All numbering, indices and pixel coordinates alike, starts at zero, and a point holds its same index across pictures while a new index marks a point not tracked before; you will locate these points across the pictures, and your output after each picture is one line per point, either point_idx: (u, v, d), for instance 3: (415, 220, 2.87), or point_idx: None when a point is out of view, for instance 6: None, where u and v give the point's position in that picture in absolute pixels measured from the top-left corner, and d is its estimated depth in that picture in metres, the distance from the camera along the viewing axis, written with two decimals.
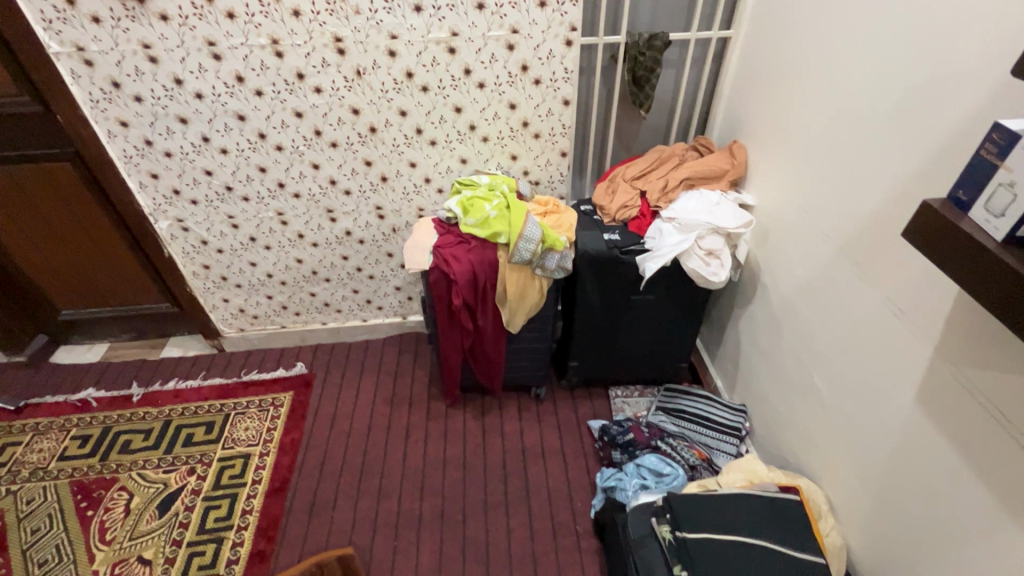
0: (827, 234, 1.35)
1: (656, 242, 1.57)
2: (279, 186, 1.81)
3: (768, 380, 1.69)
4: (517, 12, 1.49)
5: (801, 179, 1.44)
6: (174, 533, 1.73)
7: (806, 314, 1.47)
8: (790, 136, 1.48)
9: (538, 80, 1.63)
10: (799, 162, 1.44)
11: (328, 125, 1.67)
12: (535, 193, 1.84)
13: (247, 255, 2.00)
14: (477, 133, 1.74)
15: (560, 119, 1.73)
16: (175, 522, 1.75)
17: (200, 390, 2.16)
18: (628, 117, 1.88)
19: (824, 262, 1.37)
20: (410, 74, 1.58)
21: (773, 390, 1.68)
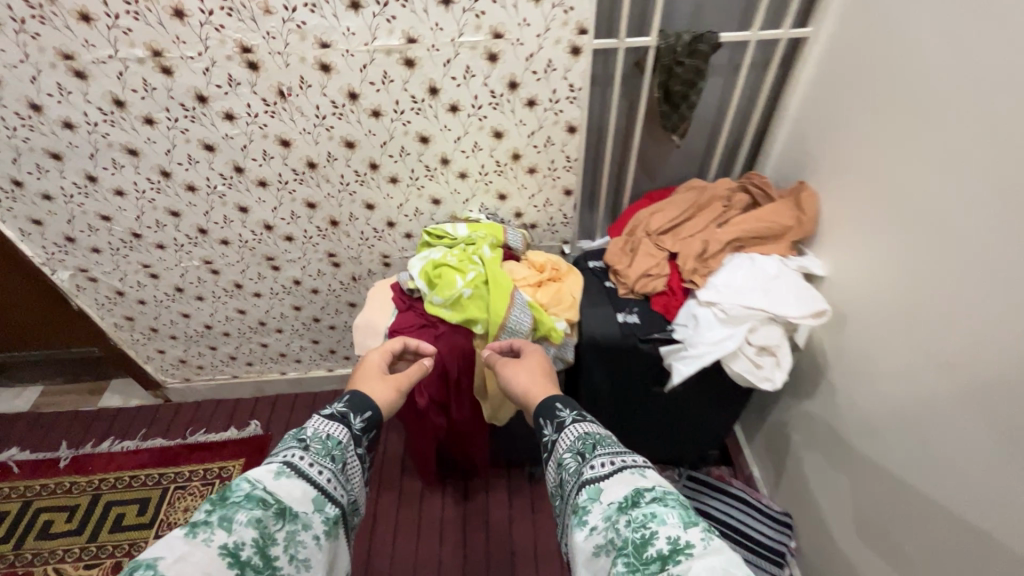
0: (952, 357, 0.92)
1: (689, 333, 1.15)
2: (201, 232, 1.41)
3: (827, 500, 1.30)
4: (501, 9, 1.02)
5: (911, 263, 0.99)
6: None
7: (900, 450, 1.05)
8: (898, 197, 1.02)
9: (533, 101, 1.18)
10: (913, 239, 0.99)
11: (251, 160, 1.25)
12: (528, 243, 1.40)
13: (177, 305, 1.63)
14: (451, 168, 1.30)
15: (563, 150, 1.28)
16: None
17: (137, 455, 1.84)
18: (655, 140, 1.42)
19: (940, 394, 0.95)
20: (354, 94, 1.14)
21: (833, 512, 1.30)
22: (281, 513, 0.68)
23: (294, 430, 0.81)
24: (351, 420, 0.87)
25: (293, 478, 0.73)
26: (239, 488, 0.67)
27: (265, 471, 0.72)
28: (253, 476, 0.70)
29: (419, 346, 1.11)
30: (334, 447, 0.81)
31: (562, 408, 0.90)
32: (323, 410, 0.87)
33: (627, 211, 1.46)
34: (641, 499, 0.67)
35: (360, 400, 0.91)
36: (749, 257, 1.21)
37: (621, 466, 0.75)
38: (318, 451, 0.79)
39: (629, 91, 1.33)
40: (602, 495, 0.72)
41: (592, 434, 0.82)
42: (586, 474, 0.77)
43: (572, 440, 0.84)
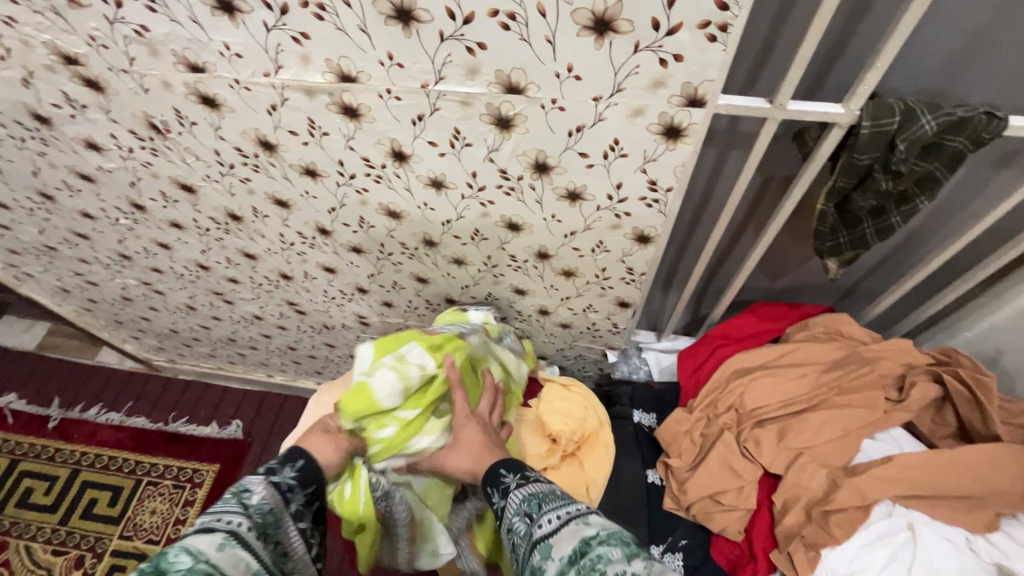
0: None
1: None
2: (124, 258, 1.06)
3: None
4: (521, 43, 0.48)
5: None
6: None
7: None
8: None
9: (576, 194, 0.64)
10: None
11: (149, 199, 0.83)
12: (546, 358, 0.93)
13: (132, 310, 1.35)
14: (440, 252, 0.82)
15: (622, 261, 0.75)
16: None
17: (118, 433, 1.73)
18: (793, 236, 0.83)
19: None
20: (268, 144, 0.66)
21: None
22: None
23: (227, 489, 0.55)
24: (287, 477, 0.58)
25: (234, 552, 0.48)
26: (175, 558, 0.44)
27: (203, 539, 0.48)
28: (186, 544, 0.46)
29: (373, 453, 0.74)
30: (270, 526, 0.54)
31: (507, 466, 0.62)
32: (267, 471, 0.59)
33: (712, 332, 0.91)
34: (589, 548, 0.46)
35: (312, 466, 0.61)
36: (911, 529, 0.68)
37: (569, 516, 0.51)
38: (260, 528, 0.52)
39: (769, 165, 0.73)
40: (553, 553, 0.48)
41: (545, 488, 0.57)
42: (535, 535, 0.51)
43: (517, 503, 0.56)
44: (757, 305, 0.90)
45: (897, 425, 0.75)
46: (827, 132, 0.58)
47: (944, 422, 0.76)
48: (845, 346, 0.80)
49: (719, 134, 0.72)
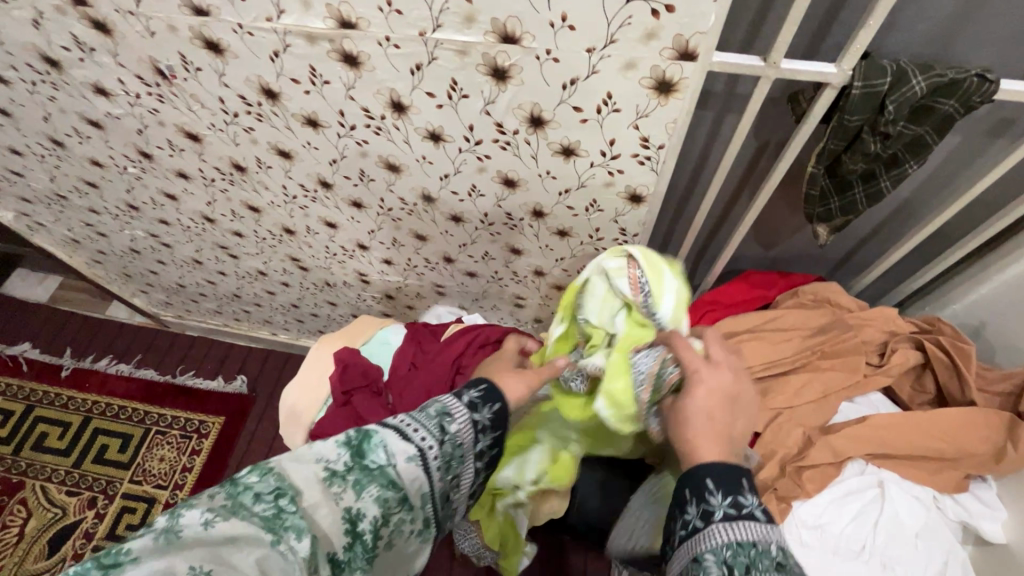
0: None
1: None
2: (132, 208, 1.08)
3: None
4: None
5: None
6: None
7: None
8: None
9: (571, 150, 0.65)
10: None
11: (156, 147, 0.85)
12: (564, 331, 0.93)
13: (140, 263, 1.38)
14: (439, 208, 0.84)
15: (615, 221, 0.77)
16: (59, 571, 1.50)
17: (128, 383, 1.79)
18: (788, 204, 0.84)
19: None
20: (271, 92, 0.67)
21: None
22: (405, 503, 0.47)
23: (432, 400, 0.54)
24: (479, 410, 0.55)
25: (419, 469, 0.49)
26: (377, 448, 0.47)
27: (401, 444, 0.48)
28: (391, 440, 0.48)
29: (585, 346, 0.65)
30: (456, 458, 0.52)
31: (714, 488, 0.45)
32: (466, 397, 0.56)
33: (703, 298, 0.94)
34: None
35: (506, 414, 0.57)
36: (881, 486, 0.71)
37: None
38: (445, 460, 0.51)
39: (764, 129, 0.74)
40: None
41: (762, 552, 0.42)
42: None
43: (708, 544, 0.44)
44: (747, 273, 0.92)
45: (876, 389, 0.78)
46: (820, 93, 0.59)
47: (924, 390, 0.78)
48: (831, 313, 0.82)
49: (716, 97, 0.72)
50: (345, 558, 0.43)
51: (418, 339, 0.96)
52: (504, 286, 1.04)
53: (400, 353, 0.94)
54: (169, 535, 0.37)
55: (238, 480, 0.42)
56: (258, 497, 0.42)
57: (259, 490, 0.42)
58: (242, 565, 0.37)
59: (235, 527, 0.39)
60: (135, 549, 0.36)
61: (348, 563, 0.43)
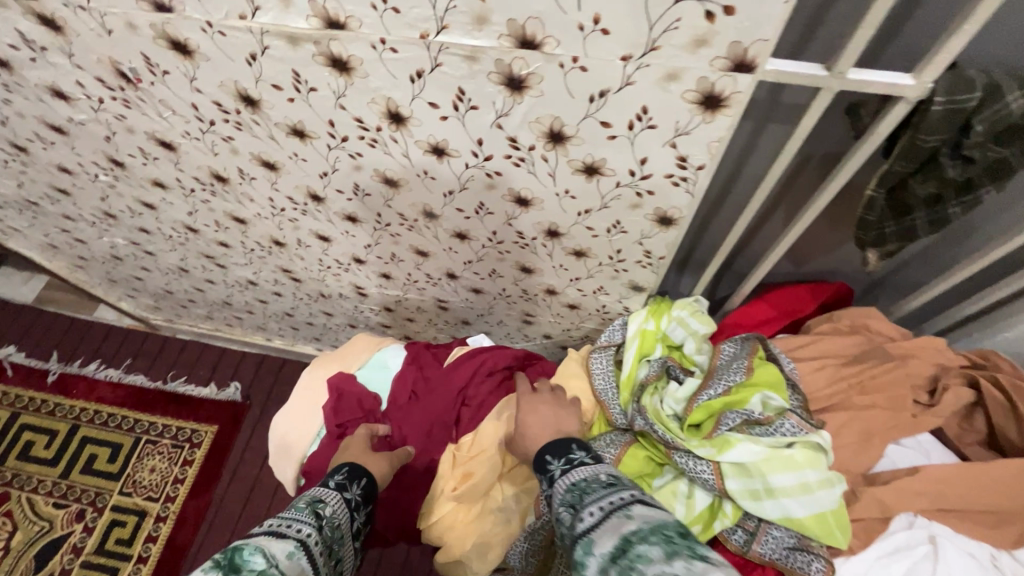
0: None
1: None
2: (109, 216, 1.00)
3: None
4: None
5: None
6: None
7: None
8: None
9: (594, 169, 0.57)
10: None
11: (127, 155, 0.77)
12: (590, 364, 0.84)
13: (123, 269, 1.30)
14: (441, 225, 0.75)
15: (639, 243, 0.69)
16: None
17: (117, 390, 1.72)
18: (829, 222, 0.76)
19: None
20: (250, 99, 0.59)
21: None
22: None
23: (299, 500, 0.60)
24: (349, 489, 0.66)
25: (304, 560, 0.52)
26: (253, 556, 0.48)
27: (279, 543, 0.51)
28: (267, 544, 0.50)
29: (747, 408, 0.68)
30: (337, 541, 0.59)
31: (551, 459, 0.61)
32: (339, 491, 0.65)
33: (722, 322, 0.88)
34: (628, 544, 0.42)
35: (373, 487, 0.70)
36: (933, 543, 0.63)
37: (610, 509, 0.47)
38: (325, 539, 0.57)
39: (811, 141, 0.65)
40: (593, 549, 0.45)
41: (593, 480, 0.53)
42: (577, 529, 0.48)
43: (561, 492, 0.54)
44: (768, 292, 0.85)
45: (924, 430, 0.69)
46: (889, 108, 0.51)
47: (974, 429, 0.70)
48: (871, 341, 0.75)
49: (757, 105, 0.63)
50: None
51: (417, 362, 0.88)
52: (512, 303, 0.96)
53: (397, 379, 0.86)
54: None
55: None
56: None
57: None
58: None
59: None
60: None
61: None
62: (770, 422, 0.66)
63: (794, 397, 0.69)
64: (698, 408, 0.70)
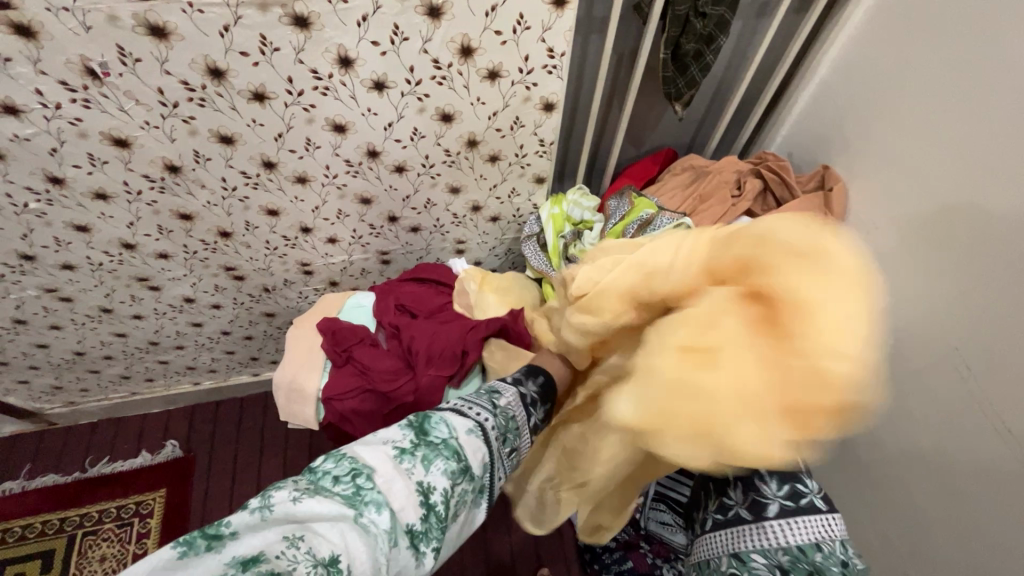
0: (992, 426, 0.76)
1: None
2: (25, 259, 0.98)
3: None
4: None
5: (957, 282, 0.80)
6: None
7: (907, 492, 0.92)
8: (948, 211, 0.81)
9: (496, 72, 0.81)
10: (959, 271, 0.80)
11: (70, 167, 0.82)
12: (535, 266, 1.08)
13: (24, 338, 1.22)
14: (383, 161, 0.94)
15: (535, 133, 0.95)
16: None
17: (24, 499, 1.52)
18: (648, 102, 1.10)
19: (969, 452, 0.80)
20: (217, 71, 0.73)
21: None
22: (467, 471, 0.63)
23: (485, 387, 0.75)
24: (527, 385, 0.78)
25: (478, 438, 0.66)
26: (440, 426, 0.65)
27: (460, 420, 0.67)
28: (449, 418, 0.67)
29: (637, 219, 0.98)
30: (512, 431, 0.71)
31: (769, 479, 0.61)
32: (520, 385, 0.77)
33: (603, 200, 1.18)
34: None
35: (550, 386, 0.80)
36: None
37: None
38: (501, 427, 0.70)
39: (621, 41, 0.98)
40: None
41: (811, 548, 0.57)
42: None
43: (776, 542, 0.58)
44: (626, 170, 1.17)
45: (742, 213, 1.05)
46: None
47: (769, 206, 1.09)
48: (697, 171, 1.10)
49: (580, 22, 0.94)
50: (422, 528, 0.58)
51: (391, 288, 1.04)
52: (446, 233, 1.16)
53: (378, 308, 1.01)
54: (264, 509, 0.52)
55: (317, 469, 0.58)
56: (337, 479, 0.56)
57: (336, 472, 0.57)
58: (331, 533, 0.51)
59: (323, 501, 0.54)
60: (234, 525, 0.49)
61: (424, 532, 0.58)
62: (652, 220, 0.96)
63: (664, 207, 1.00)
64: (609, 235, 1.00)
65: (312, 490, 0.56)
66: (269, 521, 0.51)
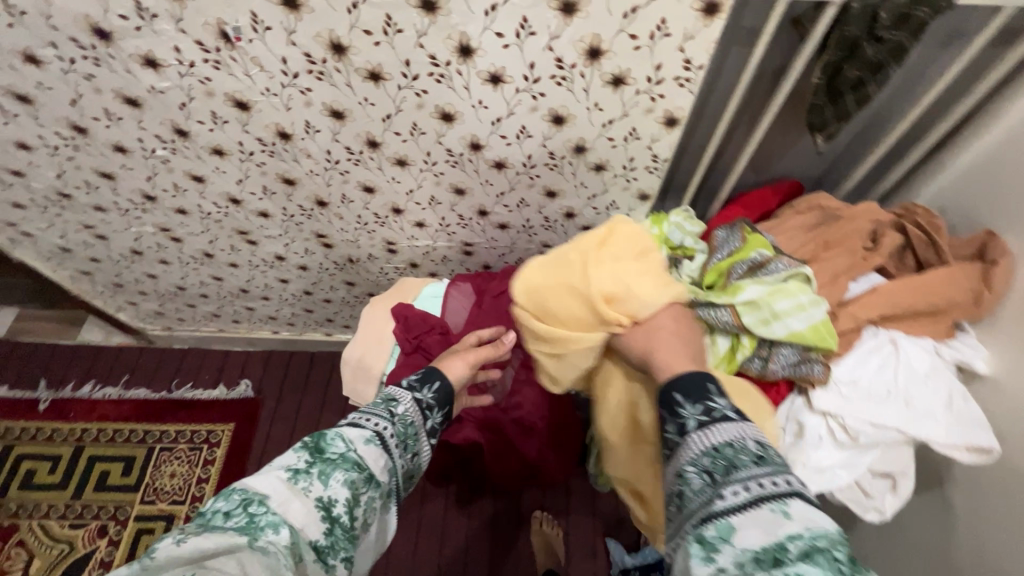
0: None
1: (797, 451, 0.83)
2: (147, 199, 1.06)
3: None
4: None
5: None
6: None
7: None
8: None
9: (620, 79, 0.74)
10: None
11: (195, 122, 0.86)
12: None
13: (137, 267, 1.33)
14: (484, 156, 0.90)
15: (649, 148, 0.87)
16: None
17: (119, 406, 1.69)
18: (782, 127, 0.98)
19: None
20: (340, 47, 0.72)
21: None
22: (371, 478, 0.65)
23: (377, 398, 0.74)
24: (422, 390, 0.78)
25: (378, 446, 0.68)
26: (335, 442, 0.65)
27: (356, 432, 0.67)
28: (345, 433, 0.67)
29: (749, 259, 0.87)
30: (411, 435, 0.73)
31: (683, 401, 0.61)
32: (413, 392, 0.77)
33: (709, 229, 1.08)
34: (785, 556, 0.46)
35: (446, 389, 0.80)
36: (894, 342, 0.85)
37: (759, 495, 0.51)
38: (401, 433, 0.71)
39: (766, 57, 0.87)
40: (732, 538, 0.49)
41: (726, 448, 0.55)
42: (716, 507, 0.52)
43: (696, 456, 0.57)
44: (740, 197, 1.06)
45: (873, 269, 0.92)
46: (822, 14, 0.72)
47: (906, 265, 0.94)
48: (825, 212, 0.97)
49: (725, 31, 0.84)
50: (329, 541, 0.58)
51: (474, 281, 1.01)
52: (533, 235, 1.12)
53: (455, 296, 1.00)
54: (146, 560, 0.48)
55: (204, 511, 0.55)
56: (228, 514, 0.55)
57: (228, 507, 0.55)
58: (229, 565, 0.49)
59: (212, 538, 0.51)
60: None
61: (332, 544, 0.59)
62: (767, 263, 0.86)
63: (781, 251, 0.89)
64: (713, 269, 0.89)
65: (198, 532, 0.53)
66: (151, 570, 0.48)
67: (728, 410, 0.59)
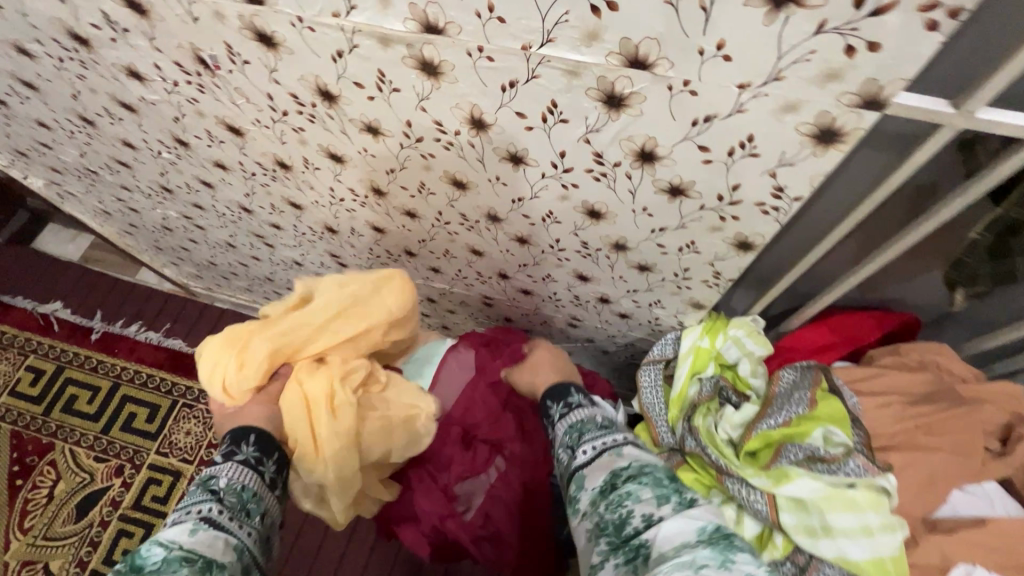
0: None
1: None
2: (165, 190, 1.01)
3: None
4: (671, 12, 0.37)
5: None
6: (81, 553, 1.50)
7: None
8: None
9: (680, 190, 0.54)
10: None
11: (192, 136, 0.76)
12: (647, 413, 0.82)
13: (171, 239, 1.32)
14: (503, 228, 0.74)
15: (710, 265, 0.66)
16: (87, 536, 1.52)
17: (157, 352, 1.76)
18: (911, 254, 0.72)
19: None
20: (328, 95, 0.58)
21: None
22: (210, 565, 0.52)
23: (193, 482, 0.61)
24: (242, 449, 0.65)
25: (209, 530, 0.56)
26: (151, 549, 0.52)
27: (175, 529, 0.55)
28: (163, 537, 0.54)
29: (804, 438, 0.66)
30: (250, 500, 0.61)
31: (573, 392, 0.75)
32: (229, 454, 0.65)
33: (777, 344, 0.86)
34: (617, 480, 0.58)
35: (267, 438, 0.68)
36: None
37: (603, 448, 0.63)
38: (233, 506, 0.59)
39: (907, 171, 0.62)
40: (585, 484, 0.61)
41: (588, 420, 0.69)
42: (576, 461, 0.64)
43: (563, 436, 0.69)
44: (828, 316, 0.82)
45: (990, 478, 0.68)
46: (1012, 151, 0.47)
47: None
48: (942, 381, 0.72)
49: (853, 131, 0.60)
50: None
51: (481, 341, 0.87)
52: (560, 307, 0.95)
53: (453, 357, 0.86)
54: None
55: None
56: None
57: None
58: None
59: None
60: None
61: None
62: (829, 459, 0.64)
63: (857, 433, 0.66)
64: (756, 437, 0.69)
65: None
66: None
67: (582, 401, 0.73)
